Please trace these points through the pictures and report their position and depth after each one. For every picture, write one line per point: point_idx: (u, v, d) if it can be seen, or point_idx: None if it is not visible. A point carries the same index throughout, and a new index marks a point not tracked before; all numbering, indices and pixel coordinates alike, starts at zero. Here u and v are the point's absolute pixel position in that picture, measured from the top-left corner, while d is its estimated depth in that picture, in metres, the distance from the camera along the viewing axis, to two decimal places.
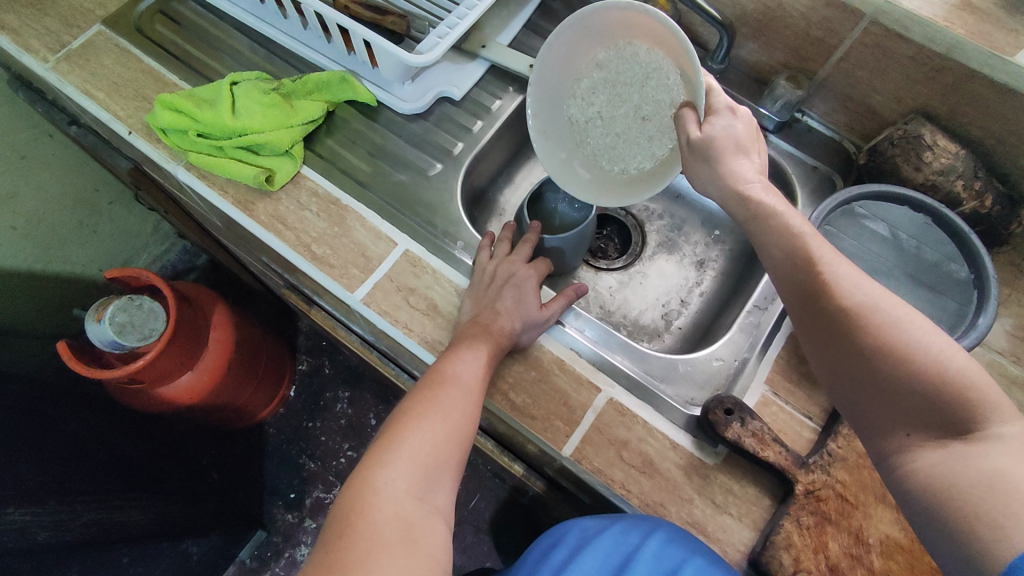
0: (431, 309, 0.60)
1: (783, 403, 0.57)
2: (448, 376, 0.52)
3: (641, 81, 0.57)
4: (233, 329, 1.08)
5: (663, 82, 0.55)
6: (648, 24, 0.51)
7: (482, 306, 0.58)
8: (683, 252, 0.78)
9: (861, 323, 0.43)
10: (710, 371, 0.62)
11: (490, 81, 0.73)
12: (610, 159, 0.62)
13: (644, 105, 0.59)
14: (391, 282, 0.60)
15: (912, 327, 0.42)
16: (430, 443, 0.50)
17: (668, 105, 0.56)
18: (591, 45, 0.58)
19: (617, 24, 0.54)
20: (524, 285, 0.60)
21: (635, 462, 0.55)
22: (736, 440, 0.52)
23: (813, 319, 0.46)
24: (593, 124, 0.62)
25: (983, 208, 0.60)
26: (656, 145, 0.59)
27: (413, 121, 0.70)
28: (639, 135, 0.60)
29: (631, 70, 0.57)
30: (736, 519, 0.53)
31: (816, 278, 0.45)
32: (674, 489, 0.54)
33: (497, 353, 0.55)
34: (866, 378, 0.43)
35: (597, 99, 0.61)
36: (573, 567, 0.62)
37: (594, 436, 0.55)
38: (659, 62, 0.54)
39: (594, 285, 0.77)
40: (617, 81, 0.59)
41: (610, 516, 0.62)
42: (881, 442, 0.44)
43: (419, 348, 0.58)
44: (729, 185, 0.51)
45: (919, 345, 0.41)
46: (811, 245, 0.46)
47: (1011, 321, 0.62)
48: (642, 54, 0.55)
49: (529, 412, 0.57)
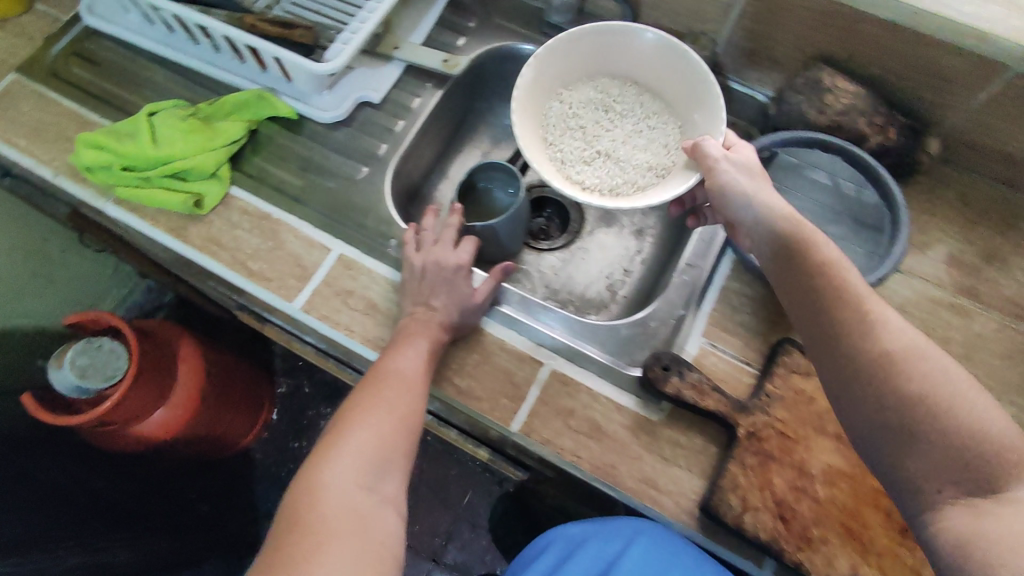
0: (370, 308, 0.61)
1: (722, 352, 0.60)
2: (389, 371, 0.54)
3: (632, 116, 0.69)
4: (203, 359, 1.10)
5: (654, 124, 0.68)
6: (668, 72, 0.64)
7: (415, 300, 0.59)
8: (621, 223, 0.79)
9: (905, 371, 0.43)
10: (650, 332, 0.61)
11: (407, 80, 0.72)
12: (601, 170, 0.67)
13: (621, 136, 0.69)
14: (328, 287, 0.62)
15: (959, 382, 0.43)
16: (378, 437, 0.51)
17: (648, 142, 0.68)
18: (596, 72, 0.69)
19: (636, 61, 0.67)
20: (456, 281, 0.60)
21: (583, 428, 0.56)
22: (677, 394, 0.55)
23: (851, 369, 0.45)
24: (573, 135, 0.69)
25: (889, 140, 0.62)
26: (624, 166, 0.67)
27: (336, 129, 0.70)
28: (607, 157, 0.68)
29: (628, 106, 0.69)
30: (686, 470, 0.55)
31: (869, 324, 0.45)
32: (622, 449, 0.56)
33: (438, 344, 0.57)
34: (906, 433, 0.43)
35: (586, 116, 0.69)
36: (561, 572, 0.66)
37: (541, 408, 0.57)
38: (664, 106, 0.67)
39: (537, 267, 0.77)
40: (610, 111, 0.70)
41: (593, 522, 0.68)
42: (888, 454, 0.44)
43: (362, 347, 0.60)
44: (766, 210, 0.52)
45: (959, 397, 0.42)
46: (854, 284, 0.47)
47: (931, 247, 0.64)
48: (646, 99, 0.68)
49: (475, 394, 0.58)
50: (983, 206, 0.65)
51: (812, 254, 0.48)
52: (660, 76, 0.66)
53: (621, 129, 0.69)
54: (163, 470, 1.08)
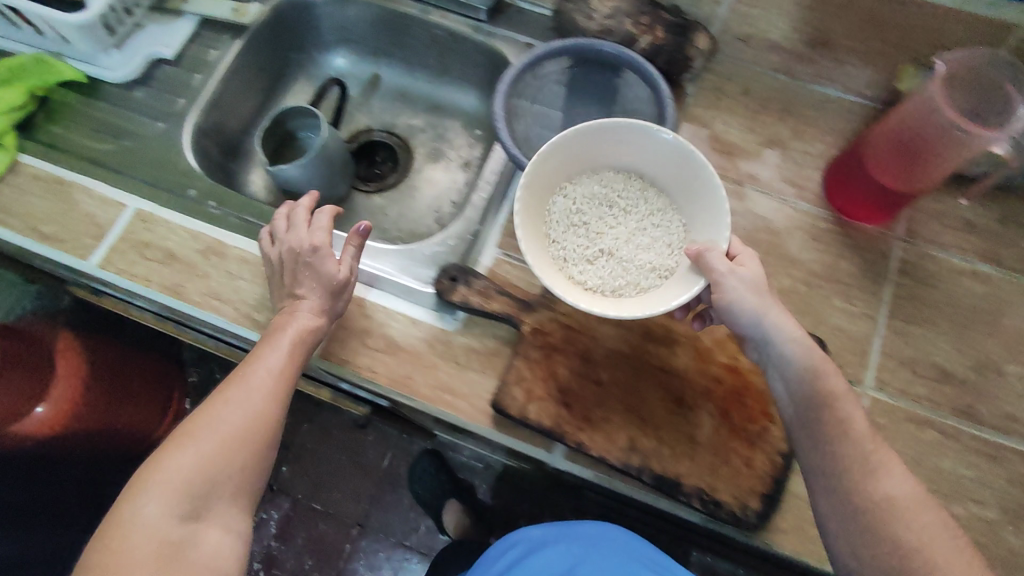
0: (167, 258, 0.61)
1: (515, 260, 0.61)
2: (291, 334, 0.53)
3: (640, 215, 0.60)
4: (85, 354, 1.08)
5: (662, 224, 0.59)
6: (674, 162, 0.56)
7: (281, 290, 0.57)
8: (449, 158, 0.80)
9: (857, 435, 0.48)
10: (446, 250, 0.62)
11: (204, 34, 0.71)
12: (603, 274, 0.57)
13: (621, 250, 0.59)
14: (124, 241, 0.61)
15: (925, 520, 0.46)
16: (240, 420, 0.50)
17: (659, 241, 0.59)
18: (597, 164, 0.60)
19: (636, 154, 0.58)
20: (314, 261, 0.55)
21: (380, 345, 0.58)
22: (464, 301, 0.57)
23: (814, 421, 0.50)
24: (572, 231, 0.59)
25: (658, 40, 0.65)
26: (637, 276, 0.57)
27: (131, 88, 0.69)
28: (611, 264, 0.58)
29: (634, 200, 0.60)
30: (479, 372, 0.57)
31: (830, 391, 0.49)
32: (418, 360, 0.58)
33: (331, 318, 0.56)
34: (853, 490, 0.47)
35: (586, 206, 0.60)
36: (524, 564, 0.74)
37: (339, 332, 0.58)
38: (670, 202, 0.59)
39: (366, 208, 0.77)
40: (615, 202, 0.61)
41: (550, 526, 0.77)
42: (825, 478, 0.49)
43: (162, 296, 0.60)
44: (759, 316, 0.50)
45: (910, 516, 0.46)
46: (836, 387, 0.50)
47: (719, 140, 0.66)
48: (651, 196, 0.60)
49: (274, 326, 0.59)
50: (765, 97, 0.67)
51: (779, 318, 0.50)
52: (673, 181, 0.58)
53: (629, 224, 0.60)
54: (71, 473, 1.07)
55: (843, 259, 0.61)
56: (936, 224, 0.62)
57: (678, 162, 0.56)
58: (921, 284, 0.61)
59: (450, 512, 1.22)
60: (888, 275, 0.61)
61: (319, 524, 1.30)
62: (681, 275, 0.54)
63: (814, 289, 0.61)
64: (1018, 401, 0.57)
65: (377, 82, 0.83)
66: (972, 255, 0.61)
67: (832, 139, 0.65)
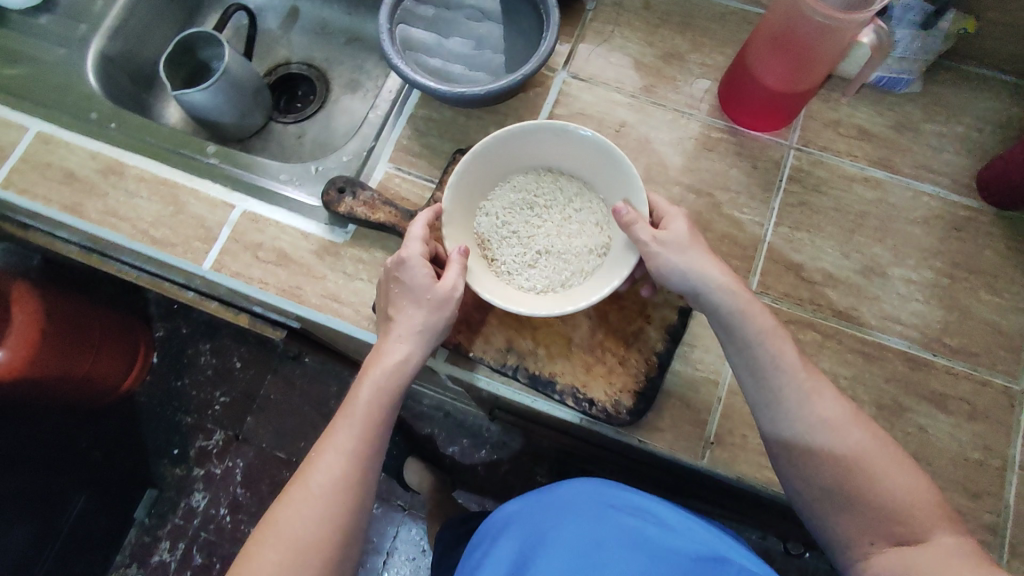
0: (67, 177, 0.62)
1: (406, 174, 0.62)
2: (379, 371, 0.49)
3: (563, 205, 0.57)
4: (45, 299, 1.00)
5: (586, 205, 0.56)
6: (575, 145, 0.53)
7: (383, 309, 0.52)
8: (366, 88, 0.80)
9: (809, 398, 0.47)
10: (341, 167, 0.63)
11: None
12: (549, 272, 0.55)
13: (556, 243, 0.56)
14: (26, 163, 0.62)
15: (874, 457, 0.45)
16: (304, 529, 0.45)
17: (592, 225, 0.56)
18: (504, 171, 0.56)
19: (542, 148, 0.55)
20: (406, 276, 0.49)
21: (271, 258, 0.59)
22: (349, 212, 0.58)
23: (762, 393, 0.48)
24: (506, 243, 0.56)
25: None
26: (583, 263, 0.54)
27: (37, 16, 0.69)
28: (556, 260, 0.55)
29: (551, 192, 0.57)
30: (367, 282, 0.58)
31: (772, 356, 0.48)
32: (308, 271, 0.59)
33: (427, 344, 0.50)
34: (825, 461, 0.46)
35: (511, 218, 0.56)
36: (484, 563, 0.51)
37: (231, 246, 0.60)
38: (584, 186, 0.57)
39: (283, 139, 0.79)
40: (535, 203, 0.57)
41: (526, 496, 0.55)
42: (790, 454, 0.47)
43: (61, 215, 0.61)
44: (694, 276, 0.49)
45: (877, 468, 0.45)
46: (789, 361, 0.48)
47: (617, 55, 0.66)
48: (564, 181, 0.57)
49: (169, 241, 0.60)
50: (665, 11, 0.67)
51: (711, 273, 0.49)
52: (575, 159, 0.55)
53: (553, 216, 0.57)
54: (51, 423, 1.03)
55: (733, 167, 0.62)
56: (830, 133, 0.63)
57: (576, 143, 0.53)
58: (810, 191, 0.61)
59: (415, 470, 1.02)
60: (778, 182, 0.62)
61: (281, 472, 1.21)
62: (616, 251, 0.53)
63: (703, 198, 0.61)
64: (899, 302, 0.58)
65: (297, 14, 0.83)
66: (863, 160, 0.62)
67: (729, 51, 0.66)
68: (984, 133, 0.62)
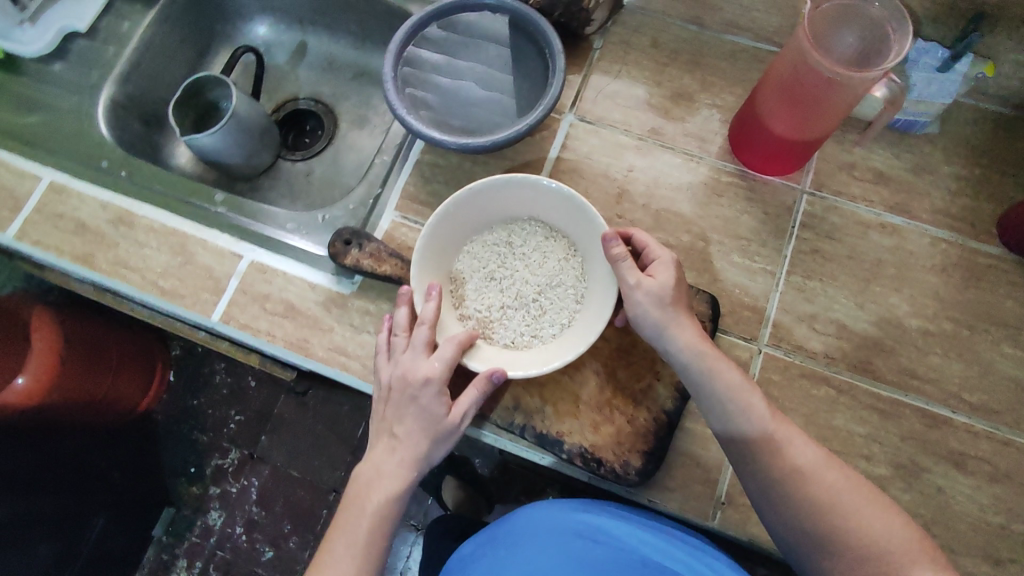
0: (79, 228, 0.62)
1: (411, 223, 0.62)
2: (380, 500, 0.49)
3: (511, 255, 0.59)
4: (65, 323, 0.99)
5: (528, 234, 0.59)
6: (484, 199, 0.55)
7: (383, 421, 0.52)
8: (373, 124, 0.80)
9: (773, 442, 0.47)
10: (348, 215, 0.63)
11: (118, 6, 0.72)
12: (559, 301, 0.57)
13: (535, 283, 0.58)
14: (39, 213, 0.63)
15: (851, 498, 0.44)
16: None
17: (550, 246, 0.58)
18: (447, 263, 0.57)
19: (462, 224, 0.56)
20: (423, 399, 0.50)
21: (279, 310, 0.59)
22: (355, 265, 0.57)
23: (733, 438, 0.48)
24: (506, 317, 0.57)
25: None
26: (573, 277, 0.57)
27: (49, 63, 0.70)
28: (550, 293, 0.57)
29: (493, 250, 0.59)
30: (373, 334, 0.58)
31: (742, 402, 0.48)
32: (315, 323, 0.59)
33: (420, 473, 0.51)
34: (799, 505, 0.45)
35: (488, 298, 0.58)
36: None
37: (239, 297, 0.60)
38: (505, 222, 0.59)
39: (291, 177, 0.79)
40: (491, 276, 0.58)
41: (479, 534, 0.55)
42: (764, 499, 0.47)
43: (72, 266, 0.61)
44: (671, 329, 0.49)
45: (848, 507, 0.44)
46: (750, 403, 0.48)
47: (625, 95, 0.65)
48: (492, 232, 0.59)
49: (178, 292, 0.60)
50: (674, 49, 0.66)
51: (688, 328, 0.50)
52: (491, 208, 0.57)
53: (512, 267, 0.59)
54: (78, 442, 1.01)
55: (745, 213, 0.61)
56: (844, 176, 0.61)
57: (484, 195, 0.55)
58: (824, 238, 0.60)
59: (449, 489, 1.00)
60: (791, 229, 0.60)
61: (297, 491, 1.20)
62: (580, 238, 0.57)
63: (713, 245, 0.60)
64: (916, 355, 0.56)
65: (304, 49, 0.83)
66: (880, 205, 0.60)
67: (740, 90, 0.65)
68: (1005, 176, 0.60)
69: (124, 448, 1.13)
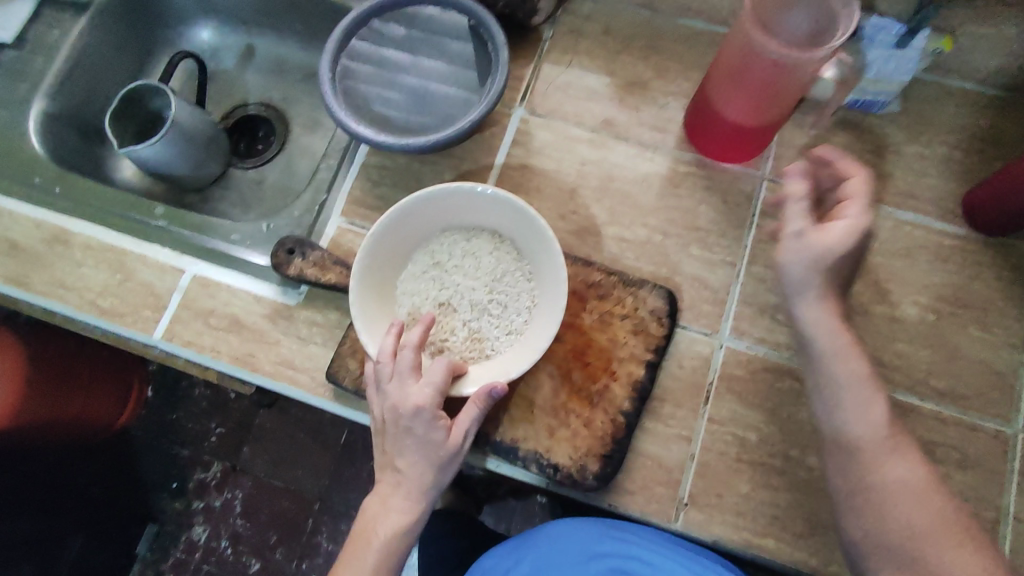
0: (13, 249, 0.60)
1: (358, 228, 0.60)
2: (389, 534, 0.49)
3: (446, 275, 0.56)
4: (34, 340, 0.91)
5: (454, 246, 0.57)
6: (399, 228, 0.53)
7: (383, 454, 0.50)
8: (325, 126, 0.77)
9: (846, 418, 0.45)
10: (293, 223, 0.61)
11: (48, 16, 0.69)
12: (512, 291, 0.55)
13: (481, 287, 0.56)
14: None
15: (909, 485, 0.43)
16: None
17: (479, 249, 0.56)
18: (391, 302, 0.55)
19: (388, 260, 0.54)
20: (418, 429, 0.48)
21: (223, 324, 0.57)
22: (298, 275, 0.55)
23: (836, 403, 0.46)
24: (473, 330, 0.55)
25: None
26: (515, 263, 0.55)
27: None
28: (500, 288, 0.55)
29: (428, 276, 0.56)
30: (321, 346, 0.56)
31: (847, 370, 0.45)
32: (260, 337, 0.57)
33: (428, 502, 0.50)
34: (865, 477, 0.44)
35: (446, 323, 0.55)
36: None
37: (181, 313, 0.58)
38: (427, 244, 0.57)
39: (243, 185, 0.76)
40: (438, 303, 0.56)
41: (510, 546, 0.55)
42: (843, 466, 0.45)
43: (8, 288, 0.59)
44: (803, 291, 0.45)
45: (902, 491, 0.43)
46: (841, 377, 0.45)
47: (577, 86, 0.63)
48: (418, 258, 0.56)
49: (118, 311, 0.58)
50: (626, 36, 0.64)
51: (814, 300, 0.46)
52: (410, 233, 0.55)
53: (452, 285, 0.56)
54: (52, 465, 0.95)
55: (702, 203, 0.59)
56: (803, 160, 0.59)
57: (400, 224, 0.53)
58: None
59: None
60: (751, 217, 0.58)
61: (281, 501, 1.14)
62: (501, 223, 0.55)
63: (670, 238, 0.58)
64: (882, 343, 0.54)
65: (251, 52, 0.80)
66: None
67: (695, 76, 0.62)
68: (969, 154, 0.58)
69: (103, 466, 1.07)
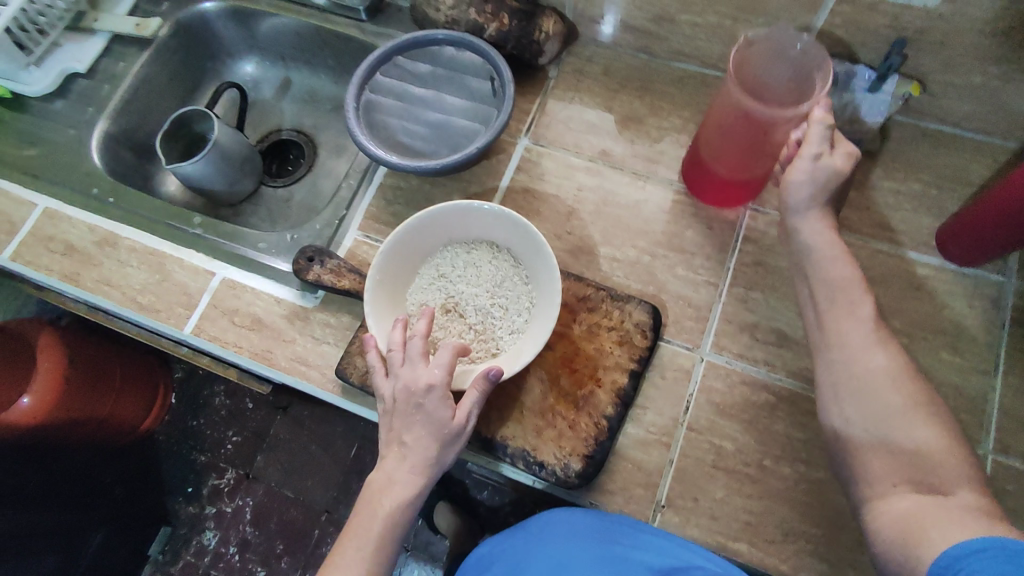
0: (67, 249, 0.67)
1: (372, 241, 0.66)
2: (391, 503, 0.50)
3: (452, 285, 0.62)
4: (71, 344, 0.99)
5: (457, 258, 0.62)
6: (409, 241, 0.59)
7: (390, 433, 0.53)
8: (350, 151, 0.85)
9: (893, 355, 0.49)
10: (314, 235, 0.67)
11: (115, 50, 0.79)
12: (511, 295, 0.60)
13: (483, 293, 0.61)
14: (33, 237, 0.68)
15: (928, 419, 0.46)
16: None
17: (480, 260, 0.62)
18: (402, 309, 0.60)
19: (399, 271, 0.59)
20: (427, 405, 0.51)
21: (246, 323, 0.63)
22: (316, 280, 0.61)
23: (852, 350, 0.49)
24: (478, 330, 0.59)
25: (503, 28, 0.66)
26: (512, 270, 0.61)
27: (51, 101, 0.77)
28: (500, 293, 0.61)
29: (435, 286, 0.61)
30: (333, 345, 0.62)
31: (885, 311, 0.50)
32: (278, 335, 0.62)
33: (431, 478, 0.52)
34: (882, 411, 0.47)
35: (453, 327, 0.60)
36: None
37: (210, 311, 0.64)
38: (433, 257, 0.62)
39: (272, 202, 0.83)
40: (445, 310, 0.61)
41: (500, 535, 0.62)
42: (845, 415, 0.49)
43: (60, 283, 0.66)
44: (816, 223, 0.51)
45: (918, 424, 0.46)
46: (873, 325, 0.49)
47: (578, 120, 0.69)
48: (425, 270, 0.62)
49: (154, 307, 0.64)
50: (624, 77, 0.70)
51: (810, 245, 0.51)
52: (417, 248, 0.60)
53: (457, 293, 0.61)
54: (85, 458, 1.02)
55: (689, 228, 0.64)
56: None
57: (408, 240, 0.58)
58: (766, 251, 0.62)
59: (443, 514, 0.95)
60: (733, 243, 0.63)
61: (291, 509, 1.17)
62: (496, 234, 0.61)
63: (658, 259, 0.63)
64: None
65: (288, 84, 0.88)
66: None
67: (687, 114, 0.68)
68: (942, 191, 0.63)
69: (131, 465, 1.13)
